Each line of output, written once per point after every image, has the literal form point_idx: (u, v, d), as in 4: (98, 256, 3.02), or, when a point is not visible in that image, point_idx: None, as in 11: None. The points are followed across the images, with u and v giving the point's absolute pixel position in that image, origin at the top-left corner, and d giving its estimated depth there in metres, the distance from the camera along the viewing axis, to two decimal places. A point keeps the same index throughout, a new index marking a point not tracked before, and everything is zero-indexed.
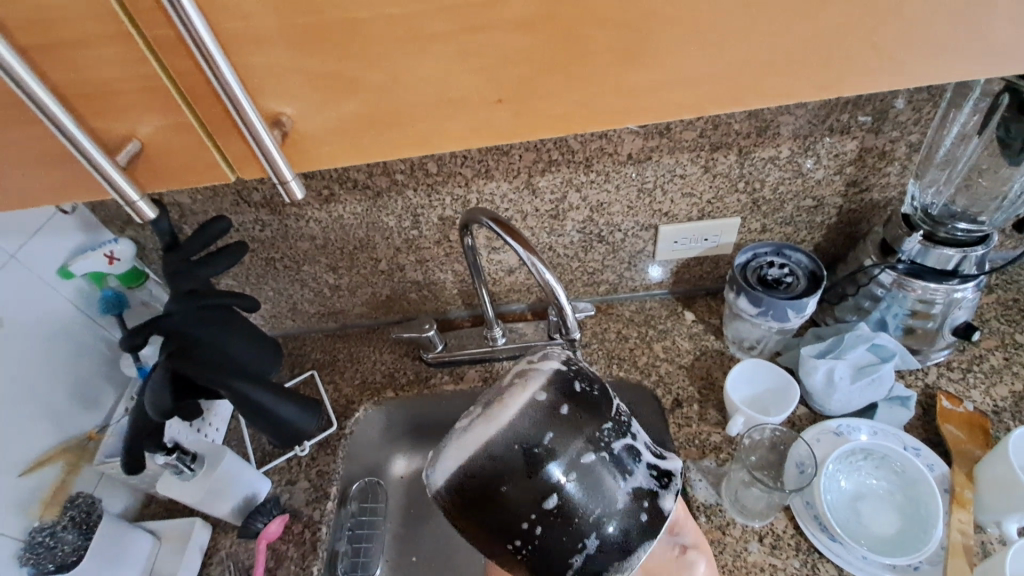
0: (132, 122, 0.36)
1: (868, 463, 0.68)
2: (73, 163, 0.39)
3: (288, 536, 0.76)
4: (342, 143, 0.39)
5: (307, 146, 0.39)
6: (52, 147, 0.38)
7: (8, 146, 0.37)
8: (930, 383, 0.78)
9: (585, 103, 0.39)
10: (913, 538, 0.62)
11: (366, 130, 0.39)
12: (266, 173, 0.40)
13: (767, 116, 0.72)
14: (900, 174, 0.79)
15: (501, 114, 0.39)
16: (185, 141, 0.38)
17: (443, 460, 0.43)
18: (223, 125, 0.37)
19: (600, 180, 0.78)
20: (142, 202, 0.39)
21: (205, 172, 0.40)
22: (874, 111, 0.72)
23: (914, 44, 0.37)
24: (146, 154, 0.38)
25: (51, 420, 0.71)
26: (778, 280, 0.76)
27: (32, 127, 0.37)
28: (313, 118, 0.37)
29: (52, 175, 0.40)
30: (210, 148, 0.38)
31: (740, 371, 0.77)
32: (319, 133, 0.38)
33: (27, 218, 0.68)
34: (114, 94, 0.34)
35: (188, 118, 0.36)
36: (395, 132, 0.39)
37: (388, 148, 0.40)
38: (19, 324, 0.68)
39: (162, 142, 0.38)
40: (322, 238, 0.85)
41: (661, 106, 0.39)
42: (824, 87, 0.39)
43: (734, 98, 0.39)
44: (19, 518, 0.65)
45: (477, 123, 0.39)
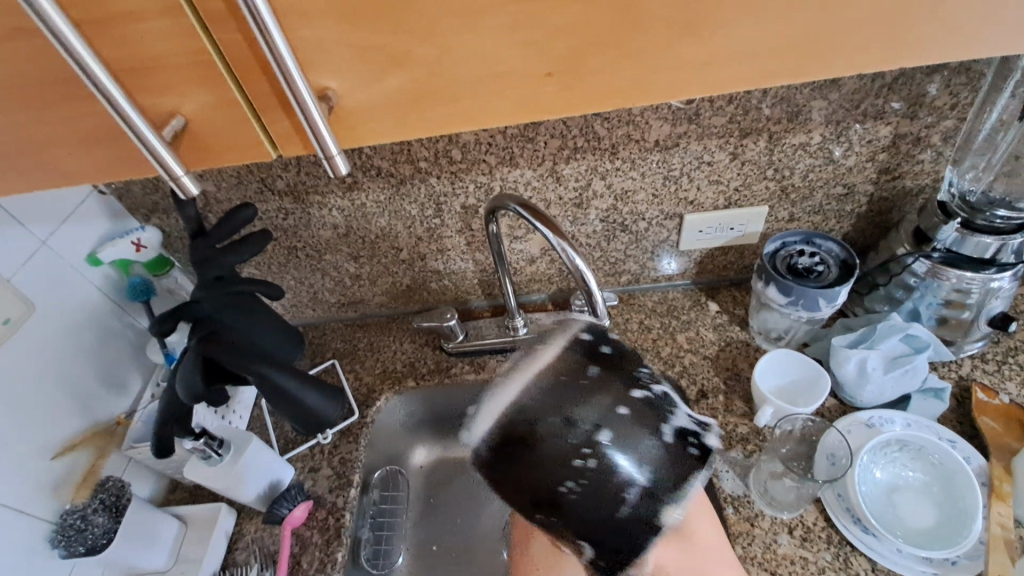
0: (178, 98, 0.36)
1: (904, 454, 0.67)
2: (115, 142, 0.39)
3: (312, 523, 0.76)
4: (386, 119, 0.39)
5: (352, 122, 0.39)
6: (95, 126, 0.38)
7: (52, 125, 0.38)
8: (964, 375, 0.76)
9: (635, 77, 0.38)
10: (952, 531, 0.61)
11: (411, 106, 0.38)
12: (310, 150, 0.39)
13: (798, 101, 0.70)
14: (934, 161, 0.77)
15: (548, 88, 0.38)
16: (229, 117, 0.37)
17: (480, 419, 0.53)
18: (269, 100, 0.37)
19: (626, 167, 0.77)
20: (186, 178, 0.39)
21: (247, 150, 0.40)
22: (910, 95, 0.70)
23: (979, 14, 0.36)
24: (190, 130, 0.38)
25: (82, 405, 0.72)
26: (809, 269, 0.74)
27: (76, 106, 0.37)
28: (359, 93, 0.37)
29: (94, 155, 0.40)
30: (255, 125, 0.38)
31: (769, 361, 0.76)
32: (365, 109, 0.38)
33: (58, 205, 0.69)
34: (162, 68, 0.34)
35: (233, 94, 0.36)
36: (441, 108, 0.38)
37: (433, 124, 0.40)
38: (51, 309, 0.69)
39: (207, 119, 0.37)
40: (344, 226, 0.85)
41: (713, 80, 0.39)
42: (880, 58, 0.38)
43: (789, 70, 0.39)
44: (50, 501, 0.66)
45: (524, 98, 0.38)
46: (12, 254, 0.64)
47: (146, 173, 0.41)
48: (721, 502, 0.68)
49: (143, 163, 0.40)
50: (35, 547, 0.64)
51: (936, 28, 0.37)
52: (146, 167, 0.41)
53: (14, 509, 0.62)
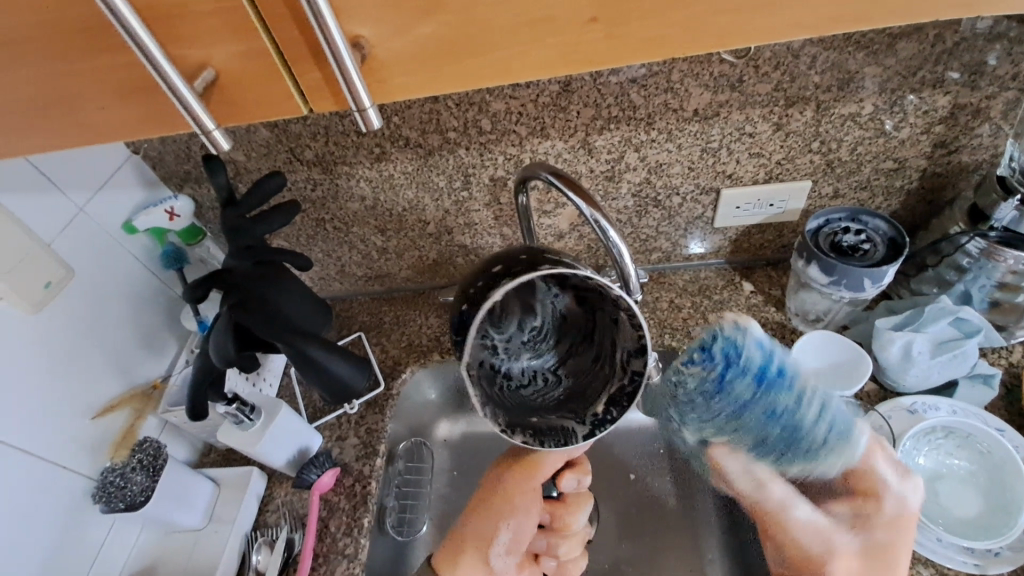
0: (208, 49, 0.35)
1: (950, 442, 0.64)
2: (149, 96, 0.39)
3: (339, 489, 0.78)
4: (419, 72, 0.37)
5: (384, 75, 0.37)
6: (127, 80, 0.38)
7: (87, 78, 0.37)
8: (1017, 363, 0.72)
9: (684, 25, 0.36)
10: (997, 522, 0.58)
11: (445, 57, 0.37)
12: (341, 104, 0.38)
13: (851, 67, 0.66)
14: (994, 135, 0.71)
15: (592, 36, 0.36)
16: (259, 70, 0.36)
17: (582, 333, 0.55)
18: (300, 52, 0.36)
19: (662, 139, 0.74)
20: (216, 132, 0.39)
21: (277, 105, 0.39)
22: (972, 62, 0.65)
23: None
24: (221, 84, 0.37)
25: (121, 367, 0.74)
26: (854, 247, 0.70)
27: (106, 58, 0.36)
28: (393, 43, 0.36)
29: (129, 110, 0.40)
30: (285, 78, 0.37)
31: (807, 343, 0.73)
32: (398, 61, 0.37)
33: (95, 172, 0.71)
34: (194, 16, 0.33)
35: (265, 44, 0.35)
36: (475, 59, 0.37)
37: (468, 78, 0.38)
38: (89, 273, 0.70)
39: (237, 71, 0.36)
40: (372, 199, 0.84)
41: (774, 27, 0.36)
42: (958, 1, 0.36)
43: (857, 15, 0.36)
44: (91, 458, 0.69)
45: (566, 48, 0.37)
46: (52, 218, 0.66)
47: (180, 130, 0.41)
48: None
49: (173, 117, 0.40)
50: (76, 501, 0.66)
51: None
52: (180, 123, 0.41)
53: (56, 464, 0.64)
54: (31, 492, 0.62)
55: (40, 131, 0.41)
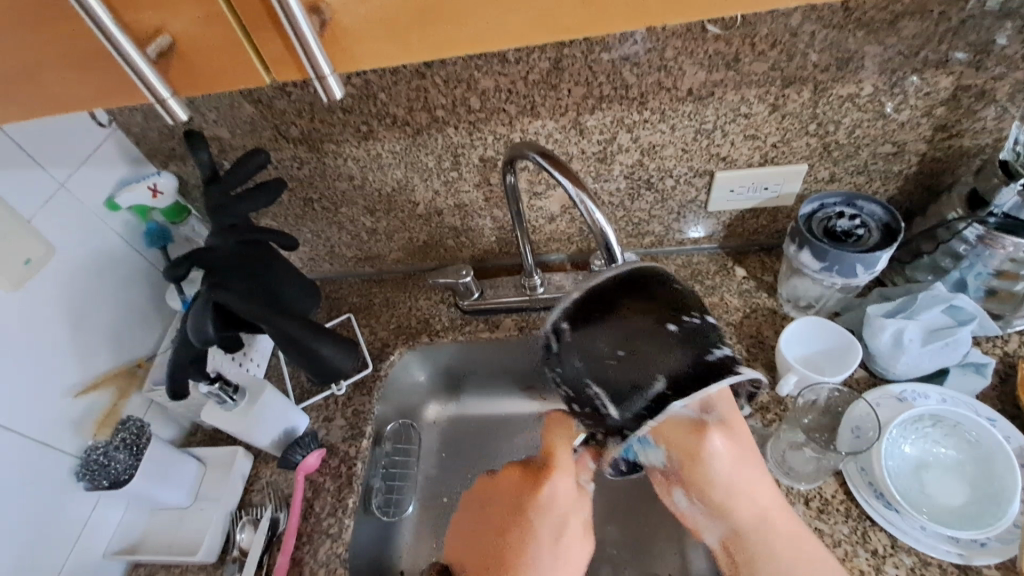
0: (162, 13, 0.34)
1: (937, 431, 0.63)
2: (108, 60, 0.37)
3: (325, 470, 0.78)
4: (384, 40, 0.36)
5: (348, 43, 0.36)
6: (85, 45, 0.36)
7: (44, 41, 0.36)
8: (1011, 352, 0.70)
9: None
10: (983, 512, 0.57)
11: (408, 21, 0.35)
12: (303, 73, 0.37)
13: (851, 46, 0.64)
14: (998, 118, 0.69)
15: (567, 1, 0.34)
16: (217, 36, 0.35)
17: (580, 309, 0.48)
18: (257, 14, 0.34)
19: (654, 120, 0.72)
20: (173, 101, 0.37)
21: (238, 73, 0.37)
22: (977, 42, 0.63)
23: None
24: (178, 50, 0.35)
25: (105, 345, 0.74)
26: (848, 232, 0.69)
27: (59, 23, 0.35)
28: (355, 8, 0.34)
29: (91, 78, 0.38)
30: (244, 42, 0.35)
31: (795, 330, 0.72)
32: (362, 27, 0.35)
33: (75, 147, 0.69)
34: None
35: (220, 7, 0.33)
36: (444, 25, 0.35)
37: (436, 47, 0.36)
38: (70, 250, 0.69)
39: (194, 38, 0.35)
40: (360, 178, 0.83)
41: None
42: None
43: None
44: (75, 436, 0.68)
45: (542, 13, 0.35)
46: (30, 193, 0.65)
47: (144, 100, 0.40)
48: None
49: (131, 86, 0.38)
50: (61, 478, 0.66)
51: None
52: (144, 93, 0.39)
53: (40, 442, 0.64)
54: (15, 469, 0.62)
55: (3, 101, 0.40)
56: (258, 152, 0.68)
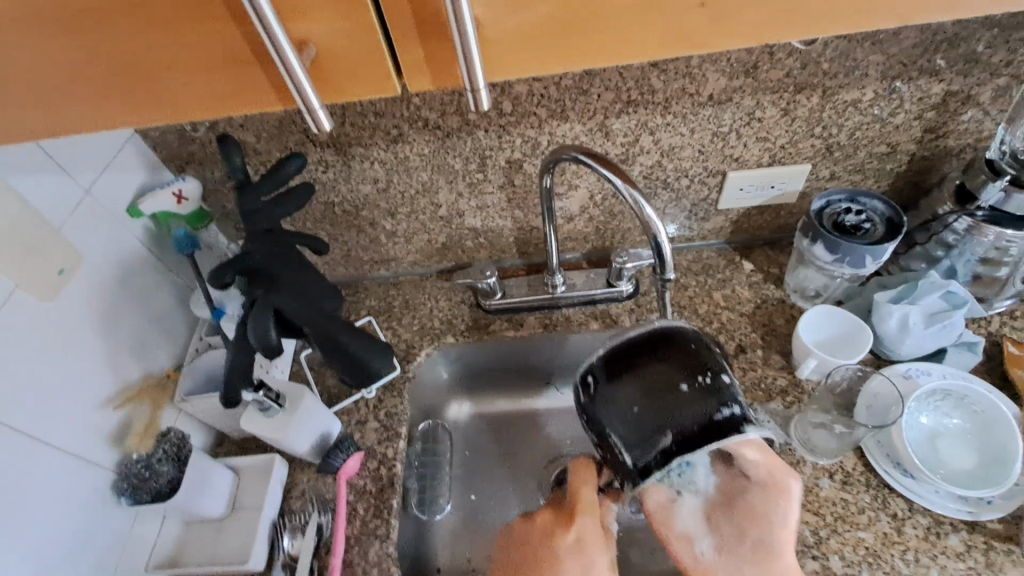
0: (315, 25, 0.34)
1: (946, 403, 0.69)
2: (240, 66, 0.37)
3: (363, 472, 0.78)
4: (530, 49, 0.37)
5: (497, 51, 0.37)
6: (214, 52, 0.36)
7: (167, 49, 0.36)
8: (995, 331, 0.79)
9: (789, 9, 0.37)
10: (990, 474, 0.64)
11: (557, 33, 0.36)
12: (453, 82, 0.38)
13: (858, 55, 0.70)
14: (980, 120, 0.77)
15: (700, 19, 0.37)
16: (362, 47, 0.36)
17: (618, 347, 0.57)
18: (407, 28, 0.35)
19: (676, 123, 0.76)
20: (321, 110, 0.37)
21: (374, 84, 0.38)
22: (965, 52, 0.70)
23: None
24: (320, 61, 0.36)
25: (134, 356, 0.72)
26: (856, 226, 0.75)
27: (193, 30, 0.35)
28: (508, 19, 0.35)
29: (214, 84, 0.38)
30: (386, 54, 0.36)
31: (814, 316, 0.78)
32: (511, 37, 0.36)
33: (99, 153, 0.67)
34: None
35: (373, 20, 0.34)
36: (588, 37, 0.37)
37: (578, 56, 0.38)
38: (98, 259, 0.67)
39: (337, 49, 0.36)
40: (385, 181, 0.84)
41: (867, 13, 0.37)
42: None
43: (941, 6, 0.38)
44: (111, 450, 0.67)
45: (676, 27, 0.37)
46: (59, 202, 0.63)
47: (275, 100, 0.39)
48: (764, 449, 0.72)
49: None
50: (100, 494, 0.64)
51: None
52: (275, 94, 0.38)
53: (78, 456, 0.62)
54: (57, 487, 0.60)
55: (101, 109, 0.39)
56: (297, 155, 0.67)
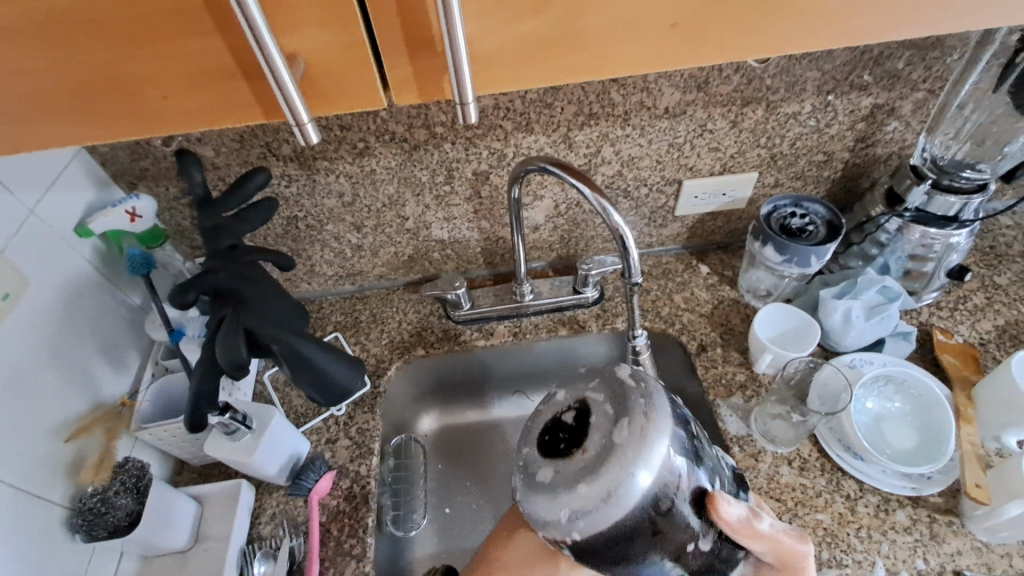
0: (303, 39, 0.34)
1: (889, 388, 0.76)
2: (222, 83, 0.37)
3: (337, 492, 0.76)
4: (514, 67, 0.39)
5: (482, 67, 0.38)
6: (196, 69, 0.36)
7: (144, 65, 0.35)
8: (924, 321, 0.86)
9: (752, 31, 0.39)
10: (929, 452, 0.70)
11: (539, 54, 0.38)
12: (447, 94, 0.38)
13: (796, 72, 0.76)
14: (903, 130, 0.85)
15: (670, 41, 0.39)
16: (349, 63, 0.36)
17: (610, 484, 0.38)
18: (395, 43, 0.36)
19: (635, 134, 0.80)
20: (310, 125, 0.37)
21: (361, 98, 0.38)
22: (888, 69, 0.77)
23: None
24: (309, 75, 0.36)
25: (85, 384, 0.67)
26: (801, 229, 0.81)
27: (174, 47, 0.34)
28: (492, 38, 0.37)
29: (195, 100, 0.37)
30: (375, 70, 0.37)
31: (766, 314, 0.83)
32: (497, 55, 0.38)
33: (44, 170, 0.63)
34: (298, 4, 0.33)
35: (363, 36, 0.35)
36: (570, 56, 0.39)
37: (558, 73, 0.40)
38: (44, 283, 0.63)
39: (325, 63, 0.36)
40: (350, 195, 0.83)
41: (822, 35, 0.40)
42: (971, 16, 0.41)
43: (885, 29, 0.41)
44: (64, 485, 0.62)
45: (649, 50, 0.39)
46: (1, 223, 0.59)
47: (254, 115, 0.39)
48: (728, 442, 0.76)
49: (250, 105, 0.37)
50: (53, 534, 0.60)
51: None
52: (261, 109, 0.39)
53: (30, 494, 0.58)
54: (5, 529, 0.55)
55: (69, 125, 0.38)
56: (263, 170, 0.65)
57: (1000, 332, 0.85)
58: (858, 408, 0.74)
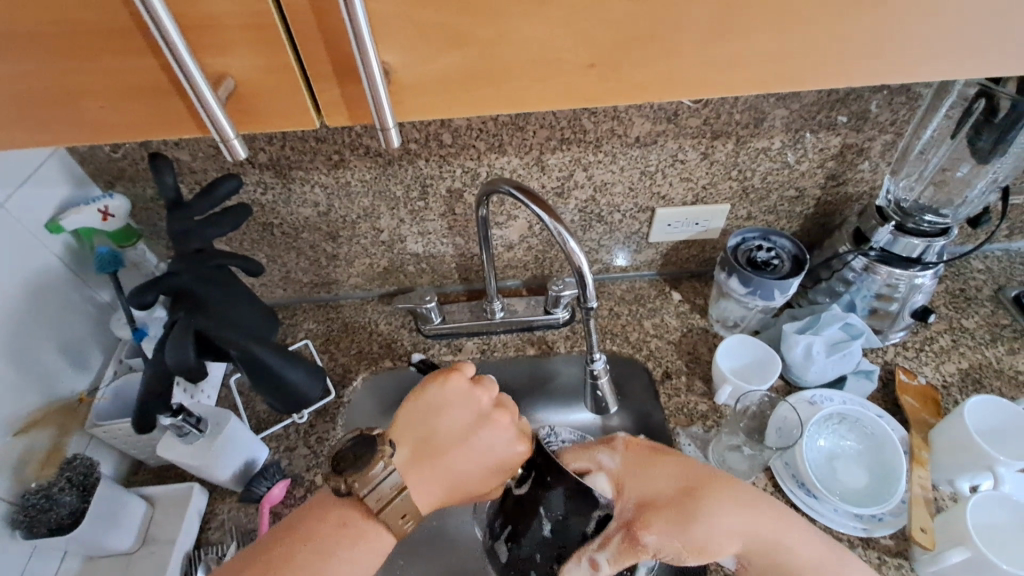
0: (231, 61, 0.36)
1: (842, 426, 0.76)
2: (163, 99, 0.38)
3: (290, 500, 0.76)
4: (440, 95, 0.41)
5: (403, 95, 0.40)
6: (138, 84, 0.37)
7: (89, 77, 0.37)
8: (889, 360, 0.87)
9: (672, 72, 0.41)
10: (879, 491, 0.70)
11: (462, 83, 0.40)
12: (370, 119, 0.40)
13: (764, 109, 0.77)
14: (872, 171, 0.87)
15: (591, 79, 0.41)
16: (277, 84, 0.38)
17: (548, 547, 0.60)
18: (322, 69, 0.38)
19: (607, 160, 0.82)
20: (236, 140, 0.39)
21: (291, 117, 0.40)
22: (855, 111, 0.79)
23: (940, 52, 0.41)
24: (237, 94, 0.38)
25: (42, 379, 0.68)
26: (766, 262, 0.81)
27: (116, 63, 0.36)
28: (415, 67, 0.38)
29: (139, 112, 0.39)
30: (304, 92, 0.39)
31: (729, 345, 0.84)
32: (420, 85, 0.40)
33: (17, 167, 0.65)
34: (223, 28, 0.35)
35: (289, 61, 0.37)
36: (493, 88, 0.41)
37: (483, 103, 0.42)
38: (8, 278, 0.64)
39: (254, 83, 0.38)
40: (325, 205, 0.84)
41: (742, 79, 0.42)
42: (893, 68, 0.42)
43: (801, 78, 0.43)
44: (10, 480, 0.63)
45: (572, 87, 0.41)
46: None
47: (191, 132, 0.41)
48: None
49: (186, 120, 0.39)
50: None
51: (921, 53, 0.41)
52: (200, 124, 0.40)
53: None
54: None
55: (19, 128, 0.39)
56: (235, 176, 0.66)
57: (964, 375, 0.85)
58: (811, 445, 0.74)
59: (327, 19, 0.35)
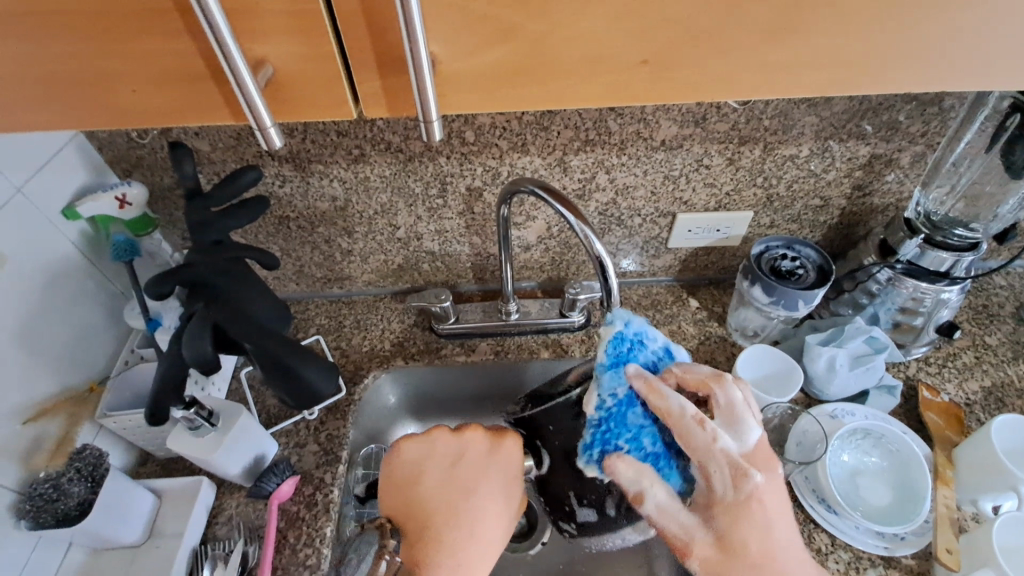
0: (272, 47, 0.35)
1: (866, 441, 0.74)
2: (196, 84, 0.37)
3: (298, 498, 0.75)
4: (482, 89, 0.40)
5: (449, 87, 0.39)
6: (170, 67, 0.36)
7: (121, 59, 0.36)
8: (911, 375, 0.85)
9: (721, 74, 0.40)
10: (902, 510, 0.69)
11: (506, 77, 0.39)
12: (413, 110, 0.40)
13: (794, 116, 0.76)
14: (900, 182, 0.85)
15: (641, 76, 0.40)
16: (317, 73, 0.37)
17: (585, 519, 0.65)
18: (365, 59, 0.37)
19: (630, 163, 0.80)
20: (273, 129, 0.38)
21: (328, 107, 0.39)
22: (886, 121, 0.77)
23: (995, 62, 0.40)
24: (276, 81, 0.37)
25: (54, 367, 0.67)
26: (790, 272, 0.80)
27: (149, 45, 0.35)
28: (460, 59, 0.37)
29: (170, 97, 0.38)
30: (344, 82, 0.38)
31: (749, 355, 0.82)
32: (463, 77, 0.39)
33: (36, 151, 0.64)
34: (266, 13, 0.33)
35: (331, 49, 0.36)
36: (537, 86, 0.40)
37: (524, 99, 0.41)
38: (24, 263, 0.63)
39: (294, 71, 0.37)
40: (343, 200, 0.83)
41: (789, 83, 0.41)
42: (947, 76, 0.41)
43: (849, 84, 0.41)
44: (18, 468, 0.62)
45: (617, 86, 0.40)
46: None
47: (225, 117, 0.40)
48: None
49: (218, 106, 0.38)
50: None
51: (978, 60, 0.40)
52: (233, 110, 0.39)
53: None
54: None
55: (46, 109, 0.38)
56: (255, 167, 0.65)
57: (988, 394, 0.83)
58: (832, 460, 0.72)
59: (376, 8, 0.34)
